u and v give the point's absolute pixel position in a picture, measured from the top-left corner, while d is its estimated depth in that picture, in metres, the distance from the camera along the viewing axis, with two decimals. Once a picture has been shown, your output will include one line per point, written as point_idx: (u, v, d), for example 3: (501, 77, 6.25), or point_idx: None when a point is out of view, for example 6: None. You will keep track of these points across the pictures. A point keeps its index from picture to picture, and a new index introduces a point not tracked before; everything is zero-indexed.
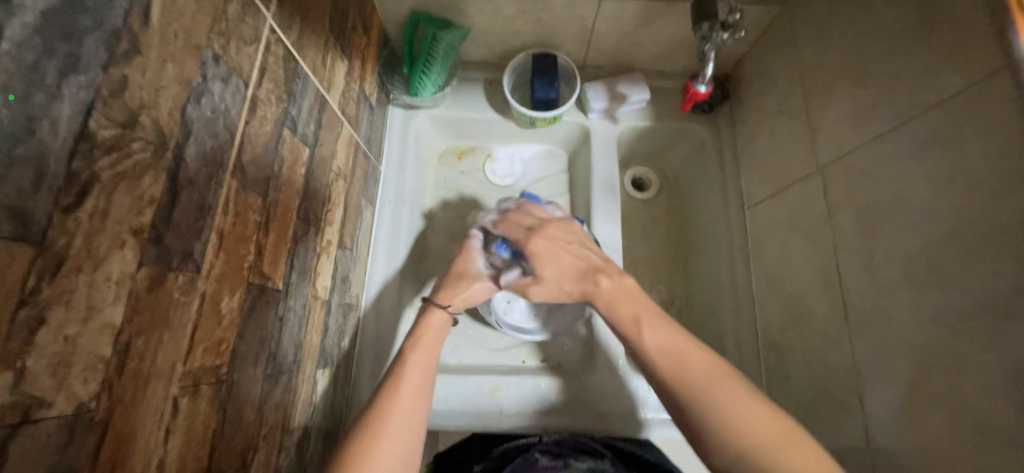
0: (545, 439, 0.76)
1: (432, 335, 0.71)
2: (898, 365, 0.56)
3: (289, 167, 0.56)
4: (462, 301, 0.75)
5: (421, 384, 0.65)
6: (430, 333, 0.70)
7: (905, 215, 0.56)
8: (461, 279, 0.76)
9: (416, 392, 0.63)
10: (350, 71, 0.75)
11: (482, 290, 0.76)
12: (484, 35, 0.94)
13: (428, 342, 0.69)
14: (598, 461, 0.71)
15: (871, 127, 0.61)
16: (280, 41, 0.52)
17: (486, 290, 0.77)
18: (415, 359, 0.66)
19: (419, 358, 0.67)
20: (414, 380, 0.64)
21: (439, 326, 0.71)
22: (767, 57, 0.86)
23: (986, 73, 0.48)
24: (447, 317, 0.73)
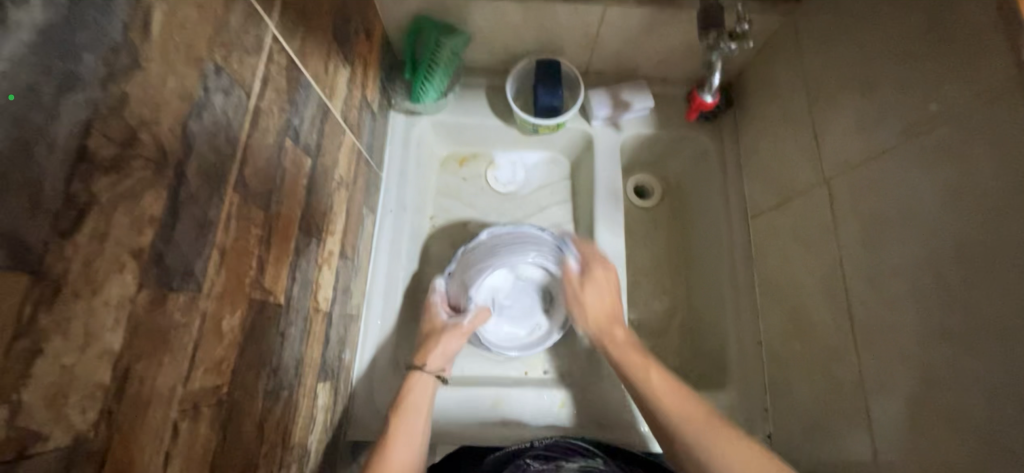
0: (537, 444, 0.74)
1: (417, 395, 0.73)
2: (905, 380, 0.56)
3: (292, 178, 0.54)
4: (440, 357, 0.77)
5: (411, 442, 0.68)
6: (416, 391, 0.73)
7: (913, 229, 0.55)
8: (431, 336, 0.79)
9: (408, 455, 0.66)
10: (352, 78, 0.74)
11: (453, 340, 0.78)
12: (487, 41, 0.93)
13: (414, 402, 0.71)
14: (589, 460, 0.73)
15: (879, 140, 0.61)
16: (283, 50, 0.51)
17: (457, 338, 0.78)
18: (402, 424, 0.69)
19: (407, 417, 0.69)
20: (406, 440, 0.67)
21: (424, 387, 0.74)
22: (772, 66, 0.86)
23: (998, 88, 0.48)
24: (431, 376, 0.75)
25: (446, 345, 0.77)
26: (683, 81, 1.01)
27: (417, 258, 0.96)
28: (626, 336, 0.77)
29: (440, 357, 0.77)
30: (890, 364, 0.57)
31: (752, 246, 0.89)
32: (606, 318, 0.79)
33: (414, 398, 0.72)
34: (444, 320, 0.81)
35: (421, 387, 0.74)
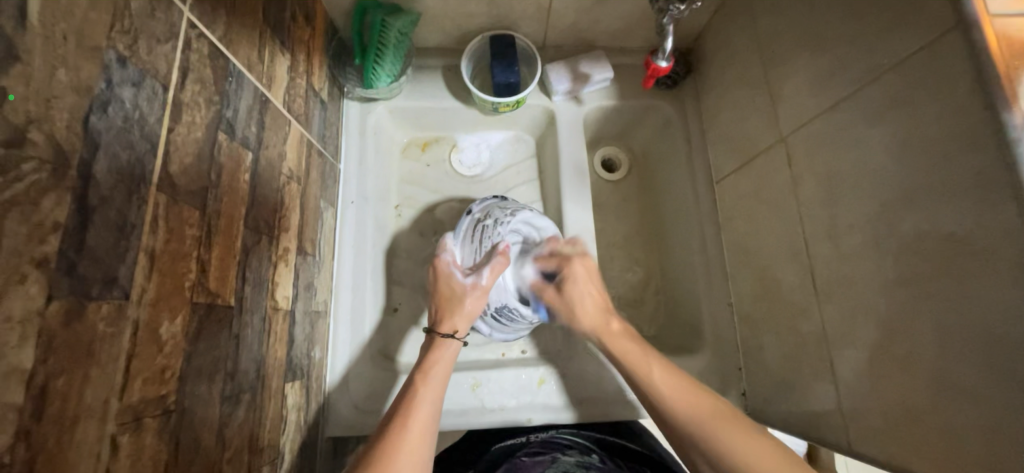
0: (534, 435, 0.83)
1: (442, 366, 0.70)
2: (862, 329, 0.57)
3: (230, 175, 0.52)
4: (465, 321, 0.73)
5: (423, 444, 0.61)
6: (429, 386, 0.66)
7: (866, 180, 0.55)
8: (451, 300, 0.74)
9: (426, 424, 0.63)
10: (293, 66, 0.70)
11: (477, 301, 0.73)
12: (437, 20, 0.89)
13: (426, 407, 0.64)
14: (587, 454, 0.80)
15: (830, 94, 0.61)
16: (202, 36, 0.47)
17: (480, 299, 0.73)
18: (414, 423, 0.62)
19: (419, 427, 0.62)
20: (416, 444, 0.60)
21: (436, 388, 0.67)
22: (727, 27, 0.85)
23: (935, 35, 0.46)
24: (457, 344, 0.72)
25: (471, 308, 0.73)
26: (642, 49, 0.99)
27: (385, 249, 0.94)
28: (621, 328, 0.74)
29: (447, 360, 0.70)
30: (849, 313, 0.59)
31: (717, 211, 0.89)
32: (596, 313, 0.75)
33: (425, 399, 0.65)
34: (460, 281, 0.74)
35: (430, 380, 0.67)
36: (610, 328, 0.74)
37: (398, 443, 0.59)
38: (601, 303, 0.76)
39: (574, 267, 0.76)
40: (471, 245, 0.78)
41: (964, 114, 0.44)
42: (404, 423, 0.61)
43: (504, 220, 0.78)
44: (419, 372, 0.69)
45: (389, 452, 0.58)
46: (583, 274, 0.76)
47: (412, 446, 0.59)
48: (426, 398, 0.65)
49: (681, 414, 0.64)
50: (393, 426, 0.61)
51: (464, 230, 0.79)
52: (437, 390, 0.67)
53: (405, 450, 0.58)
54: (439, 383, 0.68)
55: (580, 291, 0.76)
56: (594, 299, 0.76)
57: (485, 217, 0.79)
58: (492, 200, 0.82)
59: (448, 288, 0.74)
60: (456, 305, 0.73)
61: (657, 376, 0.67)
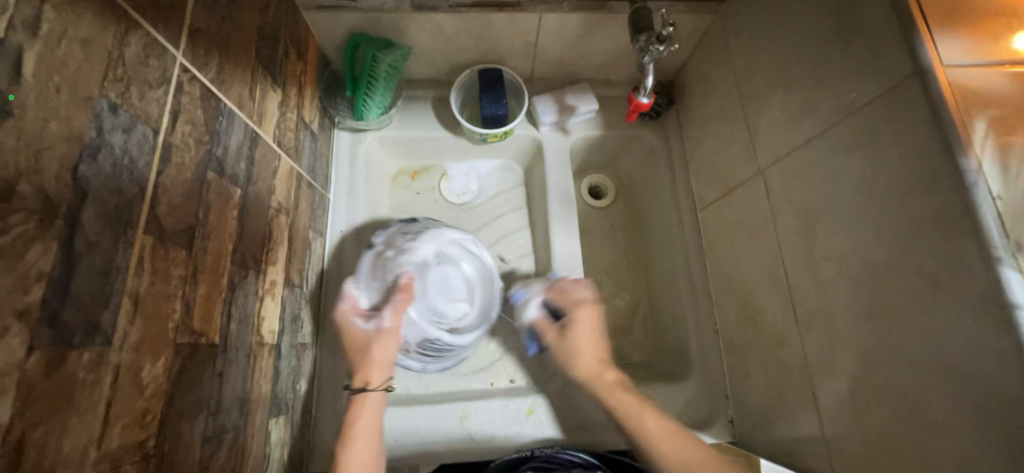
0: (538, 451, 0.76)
1: (364, 426, 0.64)
2: (842, 360, 0.58)
3: (218, 212, 0.52)
4: (384, 369, 0.67)
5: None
6: (360, 424, 0.63)
7: (840, 217, 0.57)
8: (361, 349, 0.68)
9: None
10: (285, 100, 0.71)
11: (391, 347, 0.68)
12: (427, 54, 0.91)
13: (363, 444, 0.62)
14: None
15: (803, 132, 0.63)
16: (194, 79, 0.48)
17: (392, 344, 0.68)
18: (356, 466, 0.60)
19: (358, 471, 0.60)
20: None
21: (369, 426, 0.64)
22: (706, 63, 0.89)
23: (892, 82, 0.49)
24: (378, 395, 0.66)
25: (384, 354, 0.67)
26: (626, 82, 1.02)
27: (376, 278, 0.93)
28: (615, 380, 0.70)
29: (367, 419, 0.64)
30: (830, 345, 0.60)
31: (701, 238, 0.91)
32: (594, 363, 0.72)
33: (359, 443, 0.62)
34: (362, 328, 0.69)
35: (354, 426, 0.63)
36: (606, 379, 0.70)
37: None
38: (598, 355, 0.73)
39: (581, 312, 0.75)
40: (376, 278, 0.77)
41: (924, 157, 0.46)
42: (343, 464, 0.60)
43: (405, 247, 0.80)
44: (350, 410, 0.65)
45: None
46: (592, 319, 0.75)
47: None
48: (357, 443, 0.62)
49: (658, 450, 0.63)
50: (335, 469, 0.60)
51: (367, 266, 0.79)
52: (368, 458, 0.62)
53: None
54: (370, 426, 0.64)
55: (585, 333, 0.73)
56: (591, 351, 0.73)
57: (385, 248, 0.80)
58: (394, 228, 0.84)
59: (350, 339, 0.69)
60: (366, 356, 0.67)
61: (646, 416, 0.65)
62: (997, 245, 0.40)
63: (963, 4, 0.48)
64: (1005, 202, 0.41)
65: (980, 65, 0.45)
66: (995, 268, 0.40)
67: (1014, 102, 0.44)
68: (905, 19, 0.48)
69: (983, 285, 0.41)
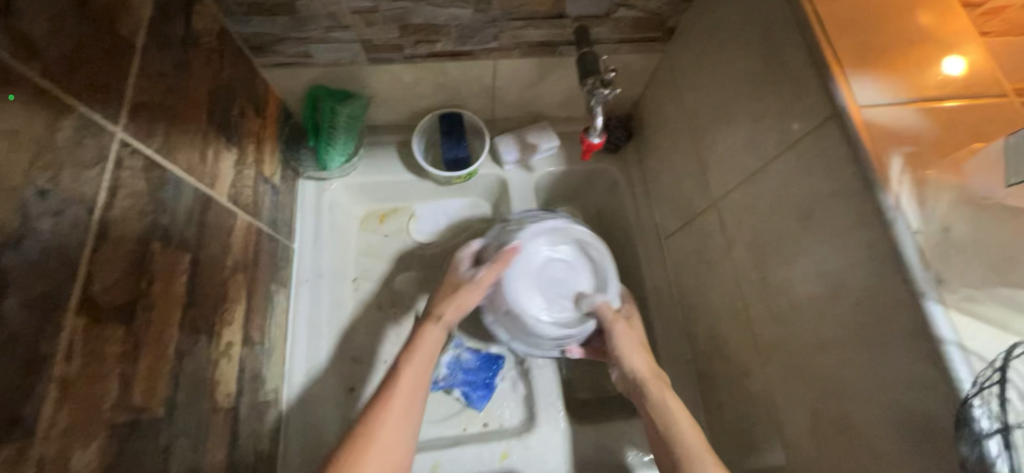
0: None
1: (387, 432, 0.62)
2: (800, 392, 0.58)
3: (164, 280, 0.52)
4: (452, 311, 0.76)
5: (400, 433, 0.62)
6: (410, 370, 0.68)
7: (785, 249, 0.58)
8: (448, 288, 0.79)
9: None
10: (242, 158, 0.72)
11: (470, 294, 0.77)
12: (388, 102, 0.93)
13: (412, 378, 0.68)
14: None
15: (747, 166, 0.65)
16: (137, 152, 0.49)
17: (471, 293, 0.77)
18: (393, 407, 0.64)
19: (396, 419, 0.63)
20: (393, 438, 0.62)
21: (430, 353, 0.71)
22: (658, 98, 0.91)
23: (818, 121, 0.51)
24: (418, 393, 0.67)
25: (466, 298, 0.77)
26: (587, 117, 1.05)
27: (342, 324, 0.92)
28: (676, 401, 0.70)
29: (391, 424, 0.62)
30: (788, 376, 0.60)
31: (668, 268, 0.92)
32: (653, 373, 0.74)
33: (413, 391, 0.66)
34: (461, 273, 0.81)
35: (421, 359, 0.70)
36: (666, 397, 0.70)
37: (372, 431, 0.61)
38: (648, 369, 0.74)
39: (621, 328, 0.79)
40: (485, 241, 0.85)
41: (852, 193, 0.48)
42: (388, 408, 0.63)
43: (535, 221, 0.86)
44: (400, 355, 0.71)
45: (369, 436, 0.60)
46: (636, 340, 0.78)
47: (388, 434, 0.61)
48: (414, 383, 0.67)
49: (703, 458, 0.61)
50: (375, 405, 0.64)
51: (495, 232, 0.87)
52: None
53: (382, 427, 0.62)
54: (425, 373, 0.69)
55: (638, 355, 0.76)
56: (643, 364, 0.75)
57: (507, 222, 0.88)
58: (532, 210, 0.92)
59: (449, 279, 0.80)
60: (450, 292, 0.78)
61: (685, 427, 0.65)
62: (918, 278, 0.42)
63: (878, 47, 0.50)
64: (923, 235, 0.43)
65: (896, 104, 0.48)
66: (921, 301, 0.41)
67: (931, 139, 0.46)
68: (824, 64, 0.50)
69: (912, 317, 0.42)
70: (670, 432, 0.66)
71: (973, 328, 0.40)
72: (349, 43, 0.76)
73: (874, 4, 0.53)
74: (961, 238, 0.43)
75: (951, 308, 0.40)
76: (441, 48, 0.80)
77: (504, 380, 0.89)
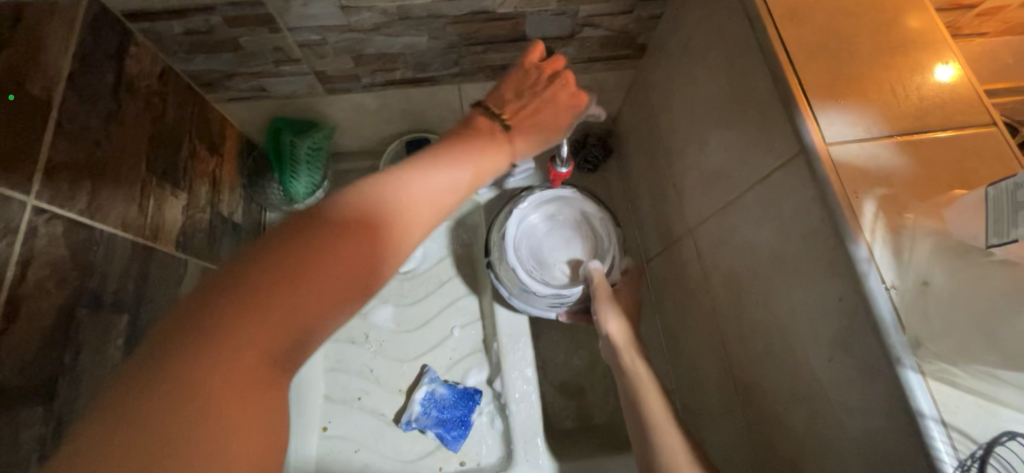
0: None
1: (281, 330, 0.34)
2: (776, 442, 0.54)
3: (93, 348, 0.49)
4: None
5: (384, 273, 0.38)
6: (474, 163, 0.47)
7: (759, 289, 0.54)
8: None
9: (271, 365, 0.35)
10: (193, 200, 0.69)
11: None
12: (354, 129, 0.90)
13: (444, 188, 0.43)
14: None
15: (720, 196, 0.61)
16: (55, 217, 0.46)
17: None
18: (422, 210, 0.41)
19: (405, 225, 0.40)
20: (353, 246, 0.37)
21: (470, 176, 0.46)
22: (634, 115, 0.87)
23: (787, 157, 0.47)
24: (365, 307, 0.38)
25: None
26: None
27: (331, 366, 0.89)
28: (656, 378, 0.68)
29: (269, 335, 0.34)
30: (763, 424, 0.56)
31: (651, 293, 0.88)
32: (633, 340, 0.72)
33: (438, 190, 0.43)
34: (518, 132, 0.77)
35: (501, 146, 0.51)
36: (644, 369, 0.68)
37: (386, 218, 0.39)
38: (632, 340, 0.72)
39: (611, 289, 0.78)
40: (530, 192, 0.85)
41: (821, 240, 0.44)
42: (410, 209, 0.40)
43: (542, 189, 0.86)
44: (460, 139, 0.49)
45: (374, 224, 0.38)
46: (629, 305, 0.77)
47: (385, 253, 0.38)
48: (435, 183, 0.43)
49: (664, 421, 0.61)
50: (395, 188, 0.40)
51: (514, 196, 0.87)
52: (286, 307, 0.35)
53: (387, 237, 0.38)
54: (465, 184, 0.46)
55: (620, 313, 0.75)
56: (627, 329, 0.74)
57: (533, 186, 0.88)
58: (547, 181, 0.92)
59: None
60: None
61: (656, 397, 0.64)
62: (894, 343, 0.37)
63: (847, 75, 0.46)
64: (899, 291, 0.38)
65: (871, 139, 0.43)
66: (896, 368, 0.37)
67: (907, 178, 0.42)
68: (789, 96, 0.46)
69: (888, 387, 0.38)
70: (641, 397, 0.65)
71: (955, 402, 0.36)
72: (303, 75, 0.73)
73: (845, 25, 0.49)
74: (941, 293, 0.38)
75: (930, 378, 0.36)
76: (400, 76, 0.77)
77: (482, 415, 0.86)
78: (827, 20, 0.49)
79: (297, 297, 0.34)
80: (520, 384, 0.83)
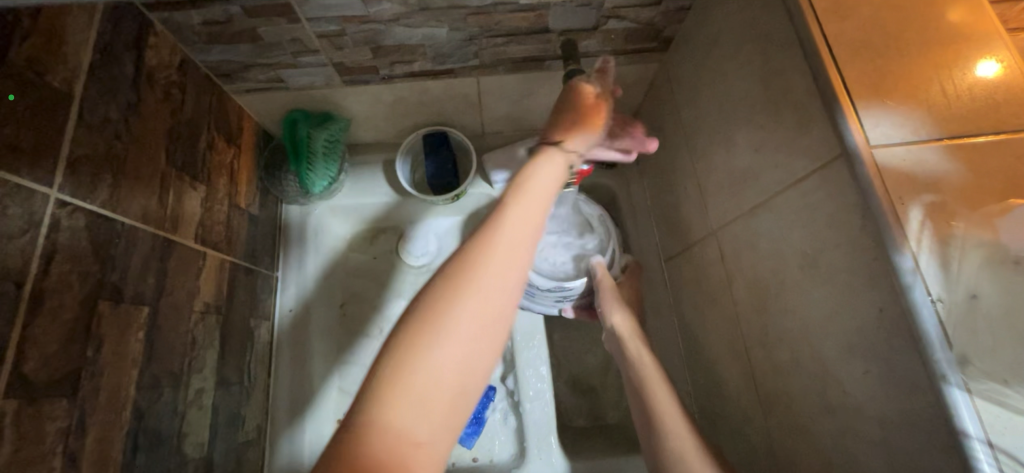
0: None
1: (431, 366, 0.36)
2: (802, 453, 0.53)
3: (114, 341, 0.49)
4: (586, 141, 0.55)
5: (486, 331, 0.38)
6: (522, 203, 0.44)
7: (789, 296, 0.52)
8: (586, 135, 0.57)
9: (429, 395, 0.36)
10: (212, 192, 0.68)
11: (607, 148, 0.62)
12: (369, 121, 0.88)
13: (518, 230, 0.42)
14: None
15: (748, 198, 0.59)
16: (76, 211, 0.46)
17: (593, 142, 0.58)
18: (506, 257, 0.41)
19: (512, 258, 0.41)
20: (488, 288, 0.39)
21: (536, 217, 0.45)
22: (656, 110, 0.84)
23: (825, 160, 0.45)
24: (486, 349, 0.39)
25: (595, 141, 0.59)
26: None
27: (342, 358, 0.90)
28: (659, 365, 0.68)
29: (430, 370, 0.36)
30: (788, 433, 0.55)
31: (669, 293, 0.86)
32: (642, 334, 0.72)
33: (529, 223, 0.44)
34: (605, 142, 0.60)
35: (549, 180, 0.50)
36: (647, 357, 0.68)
37: (461, 276, 0.39)
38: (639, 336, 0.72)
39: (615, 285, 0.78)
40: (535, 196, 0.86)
41: (863, 248, 0.42)
42: (498, 259, 0.40)
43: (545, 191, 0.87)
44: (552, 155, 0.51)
45: (454, 288, 0.38)
46: (633, 299, 0.79)
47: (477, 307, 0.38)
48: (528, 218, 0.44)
49: (668, 406, 0.61)
50: (476, 247, 0.41)
51: None
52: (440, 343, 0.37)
53: (471, 292, 0.38)
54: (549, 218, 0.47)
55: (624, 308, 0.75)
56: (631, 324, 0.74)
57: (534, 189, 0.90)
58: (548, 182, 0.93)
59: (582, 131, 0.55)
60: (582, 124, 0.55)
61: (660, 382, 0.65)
62: (938, 360, 0.36)
63: (893, 73, 0.44)
64: (946, 305, 0.36)
65: (917, 142, 0.41)
66: (940, 386, 0.36)
67: (956, 185, 0.40)
68: (830, 95, 0.44)
69: (931, 405, 0.37)
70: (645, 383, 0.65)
71: (1003, 423, 0.34)
72: (321, 66, 0.72)
73: (891, 20, 0.46)
74: (989, 309, 0.36)
75: (977, 397, 0.35)
76: (419, 68, 0.76)
77: (495, 412, 0.86)
78: (873, 14, 0.46)
79: (424, 365, 0.36)
80: (533, 381, 0.84)
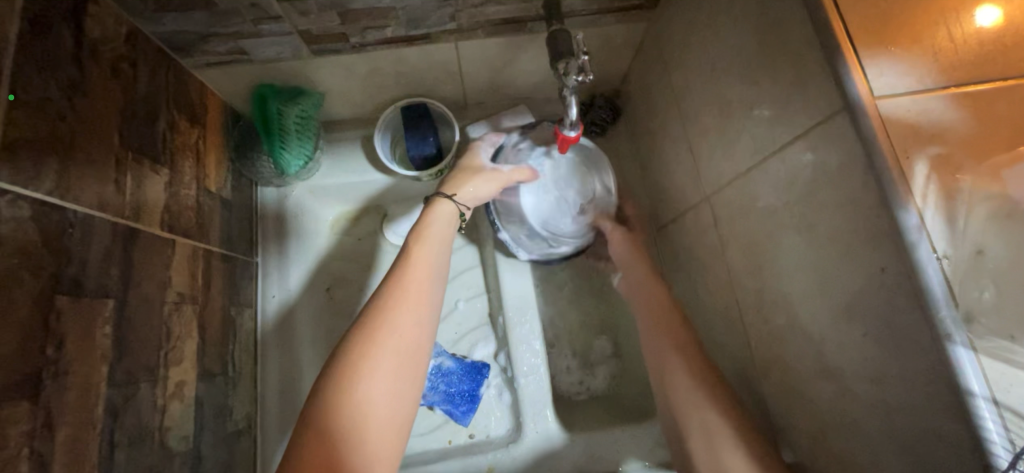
0: None
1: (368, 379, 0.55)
2: (798, 415, 0.52)
3: (80, 338, 0.46)
4: (469, 194, 0.73)
5: (410, 346, 0.59)
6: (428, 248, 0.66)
7: (784, 260, 0.51)
8: (467, 172, 0.76)
9: (375, 398, 0.54)
10: (178, 175, 0.64)
11: (487, 180, 0.75)
12: (343, 95, 0.83)
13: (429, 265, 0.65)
14: None
15: (742, 159, 0.56)
16: (18, 199, 0.42)
17: (489, 179, 0.75)
18: (416, 283, 0.63)
19: (422, 286, 0.63)
20: (407, 314, 0.60)
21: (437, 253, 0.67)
22: (645, 73, 0.80)
23: (825, 115, 0.43)
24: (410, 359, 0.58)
25: (481, 184, 0.74)
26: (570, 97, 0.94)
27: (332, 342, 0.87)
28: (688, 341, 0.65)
29: (371, 383, 0.54)
30: (785, 397, 0.54)
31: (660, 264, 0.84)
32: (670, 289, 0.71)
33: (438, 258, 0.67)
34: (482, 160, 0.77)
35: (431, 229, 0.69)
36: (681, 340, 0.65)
37: (377, 332, 0.57)
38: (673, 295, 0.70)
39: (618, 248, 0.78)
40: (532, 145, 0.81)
41: (864, 206, 0.40)
42: (412, 288, 0.62)
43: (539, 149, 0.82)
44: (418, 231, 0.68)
45: (378, 325, 0.58)
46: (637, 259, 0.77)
47: (399, 332, 0.58)
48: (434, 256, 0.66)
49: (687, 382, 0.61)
50: (392, 283, 0.62)
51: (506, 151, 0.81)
52: (375, 360, 0.56)
53: (394, 322, 0.58)
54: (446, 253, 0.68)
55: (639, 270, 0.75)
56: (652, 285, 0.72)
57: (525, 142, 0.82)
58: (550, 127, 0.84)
59: (469, 164, 0.77)
60: (469, 176, 0.75)
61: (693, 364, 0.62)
62: (943, 317, 0.35)
63: (898, 17, 0.40)
64: (952, 261, 0.35)
65: (922, 91, 0.39)
66: (944, 344, 0.35)
67: (961, 135, 0.37)
68: (832, 45, 0.41)
69: (934, 363, 0.36)
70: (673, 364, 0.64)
71: (1007, 379, 0.33)
72: (285, 35, 0.67)
73: None
74: (996, 264, 0.35)
75: (982, 355, 0.34)
76: (392, 34, 0.71)
77: (490, 388, 0.86)
78: None
79: (358, 377, 0.54)
80: (527, 356, 0.82)
